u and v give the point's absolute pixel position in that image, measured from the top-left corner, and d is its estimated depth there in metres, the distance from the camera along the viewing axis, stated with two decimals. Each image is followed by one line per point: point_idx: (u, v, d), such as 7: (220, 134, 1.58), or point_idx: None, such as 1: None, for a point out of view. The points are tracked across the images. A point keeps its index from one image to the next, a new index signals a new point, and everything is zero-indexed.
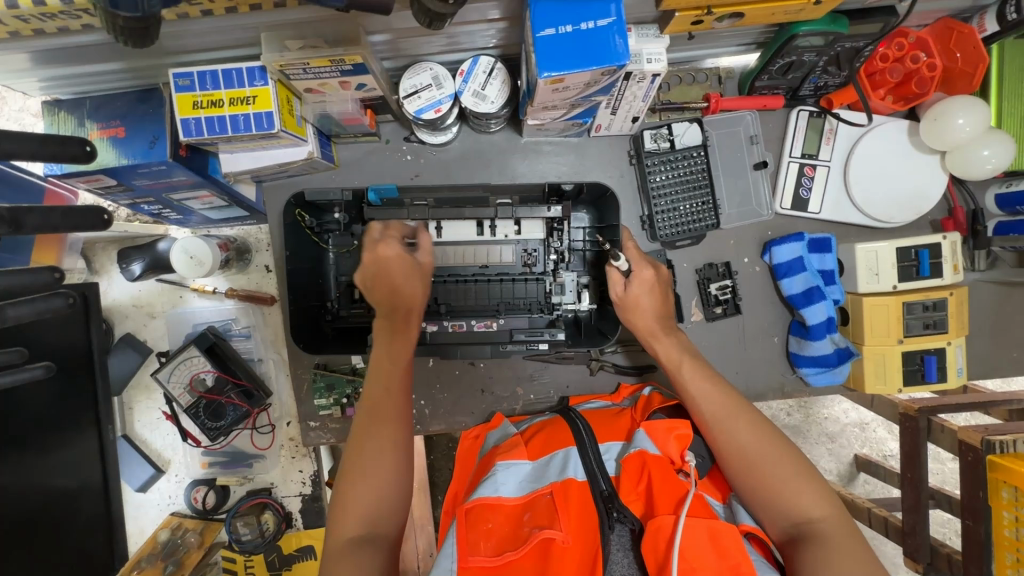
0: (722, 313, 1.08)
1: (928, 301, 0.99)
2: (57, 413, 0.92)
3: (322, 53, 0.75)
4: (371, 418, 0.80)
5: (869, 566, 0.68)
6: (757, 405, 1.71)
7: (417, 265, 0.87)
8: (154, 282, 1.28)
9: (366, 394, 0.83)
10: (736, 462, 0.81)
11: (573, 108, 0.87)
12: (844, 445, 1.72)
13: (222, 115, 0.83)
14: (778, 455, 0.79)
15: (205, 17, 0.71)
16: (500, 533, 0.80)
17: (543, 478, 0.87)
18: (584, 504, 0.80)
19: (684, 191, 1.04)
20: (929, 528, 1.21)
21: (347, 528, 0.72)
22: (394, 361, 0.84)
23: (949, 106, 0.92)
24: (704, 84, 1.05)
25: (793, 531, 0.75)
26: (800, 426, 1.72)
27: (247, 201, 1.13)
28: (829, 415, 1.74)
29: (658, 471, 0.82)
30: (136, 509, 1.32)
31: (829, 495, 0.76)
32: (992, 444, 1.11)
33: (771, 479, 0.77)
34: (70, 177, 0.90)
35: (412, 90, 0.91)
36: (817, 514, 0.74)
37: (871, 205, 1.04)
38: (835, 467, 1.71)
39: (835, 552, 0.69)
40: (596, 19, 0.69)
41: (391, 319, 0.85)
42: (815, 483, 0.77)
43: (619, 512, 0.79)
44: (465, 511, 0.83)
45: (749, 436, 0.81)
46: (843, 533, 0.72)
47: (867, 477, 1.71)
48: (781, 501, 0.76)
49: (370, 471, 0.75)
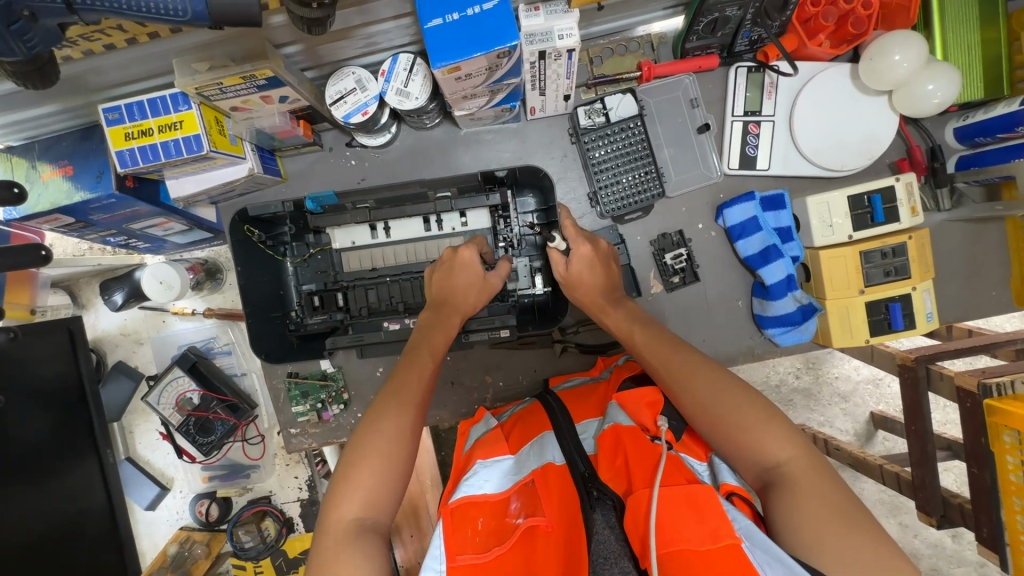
0: (680, 282, 1.07)
1: (886, 247, 0.96)
2: (57, 445, 1.05)
3: (232, 71, 0.77)
4: (395, 401, 0.79)
5: (841, 505, 0.63)
6: (764, 369, 1.66)
7: (488, 284, 0.96)
8: (137, 310, 1.35)
9: (395, 374, 0.84)
10: (698, 418, 0.75)
11: (494, 93, 0.87)
12: (858, 403, 1.63)
13: (154, 143, 0.85)
14: (740, 404, 0.73)
15: (111, 52, 0.74)
16: (489, 530, 0.73)
17: (523, 467, 0.81)
18: (566, 487, 0.74)
19: (626, 163, 1.03)
20: (939, 480, 1.16)
21: (346, 511, 0.69)
22: (434, 355, 0.88)
23: (884, 45, 0.89)
24: (637, 53, 1.04)
25: (763, 478, 0.69)
26: (810, 388, 1.65)
27: (207, 222, 1.16)
28: (840, 375, 1.64)
29: (634, 446, 0.75)
30: (149, 526, 1.39)
31: (796, 434, 0.70)
32: (988, 388, 1.06)
33: (737, 430, 0.71)
34: (28, 220, 0.94)
35: (338, 96, 0.92)
36: (785, 457, 0.68)
37: (820, 154, 1.01)
38: (850, 427, 1.64)
39: (803, 496, 0.64)
40: (481, 4, 0.69)
41: (444, 316, 0.93)
42: (780, 425, 0.71)
43: (600, 491, 0.70)
44: (448, 511, 0.74)
45: (707, 390, 0.75)
46: (812, 473, 0.66)
47: (886, 435, 1.63)
48: (745, 450, 0.70)
49: (382, 454, 0.73)
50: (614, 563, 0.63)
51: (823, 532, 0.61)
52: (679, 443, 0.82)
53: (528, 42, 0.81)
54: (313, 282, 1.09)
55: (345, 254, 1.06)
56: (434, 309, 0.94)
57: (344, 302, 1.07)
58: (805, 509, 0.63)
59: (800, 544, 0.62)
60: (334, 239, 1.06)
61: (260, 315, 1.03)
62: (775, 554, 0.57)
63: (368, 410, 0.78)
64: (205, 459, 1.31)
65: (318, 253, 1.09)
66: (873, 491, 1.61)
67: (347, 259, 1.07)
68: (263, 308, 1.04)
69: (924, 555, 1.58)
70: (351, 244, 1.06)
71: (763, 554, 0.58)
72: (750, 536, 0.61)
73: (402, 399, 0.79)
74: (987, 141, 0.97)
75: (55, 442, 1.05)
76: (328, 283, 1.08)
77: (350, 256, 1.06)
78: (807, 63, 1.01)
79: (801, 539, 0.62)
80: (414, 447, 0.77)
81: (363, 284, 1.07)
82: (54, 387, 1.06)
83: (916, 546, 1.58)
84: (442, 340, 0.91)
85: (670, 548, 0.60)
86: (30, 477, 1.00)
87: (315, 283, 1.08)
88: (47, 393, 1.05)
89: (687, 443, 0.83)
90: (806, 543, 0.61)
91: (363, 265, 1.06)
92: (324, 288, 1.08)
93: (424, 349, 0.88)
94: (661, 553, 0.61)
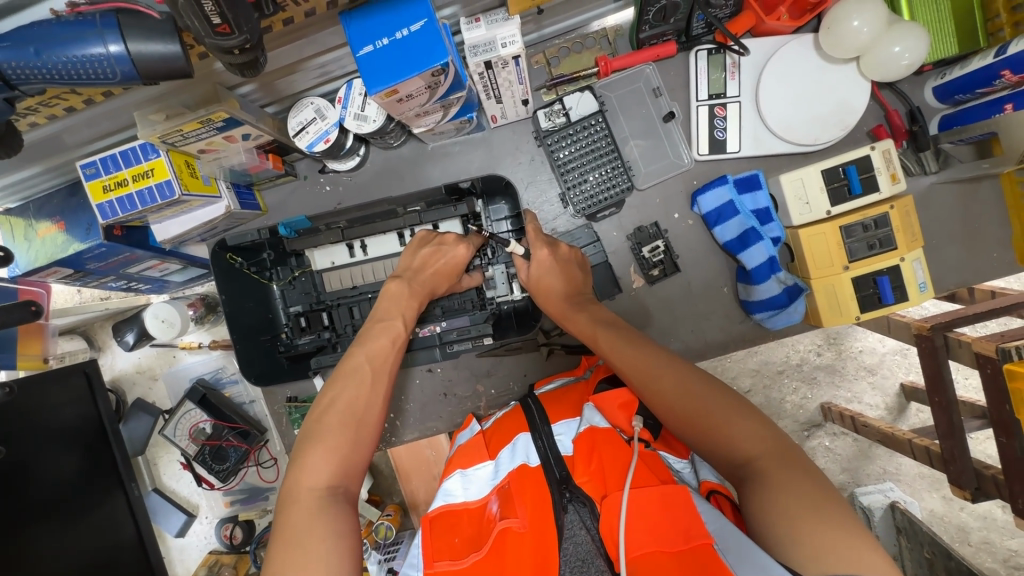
0: (661, 274, 1.05)
1: (867, 220, 0.93)
2: (86, 482, 1.06)
3: (189, 118, 0.80)
4: (369, 368, 0.80)
5: (817, 498, 0.57)
6: (784, 348, 1.53)
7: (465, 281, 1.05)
8: (150, 348, 1.43)
9: (365, 338, 0.84)
10: (667, 417, 0.71)
11: (448, 108, 0.88)
12: (886, 376, 1.51)
13: (130, 193, 0.88)
14: (707, 400, 0.68)
15: (72, 113, 0.79)
16: (465, 538, 0.72)
17: (501, 470, 0.79)
18: (538, 488, 0.72)
19: (593, 161, 1.03)
20: (969, 451, 1.10)
21: (317, 479, 0.67)
22: (407, 324, 0.89)
23: (840, 12, 0.86)
24: (594, 49, 1.03)
25: (736, 475, 0.64)
26: (834, 364, 1.52)
27: (200, 259, 1.19)
28: (864, 348, 1.51)
29: (609, 449, 0.74)
30: (181, 551, 1.47)
31: (767, 429, 0.65)
32: (1008, 352, 0.98)
33: (706, 428, 0.67)
34: (30, 274, 0.99)
35: (300, 127, 0.94)
36: (756, 452, 0.63)
37: (790, 130, 0.99)
38: (880, 402, 1.51)
39: (776, 491, 0.58)
40: (409, 25, 0.71)
41: (415, 293, 0.93)
42: (752, 420, 0.66)
43: (572, 492, 0.70)
44: (429, 520, 0.76)
45: (672, 387, 0.71)
46: (785, 467, 0.61)
47: (920, 406, 1.50)
48: (717, 448, 0.66)
49: (355, 419, 0.73)
50: (589, 564, 0.64)
51: (797, 527, 0.55)
52: (658, 440, 0.82)
53: (472, 54, 0.81)
54: (299, 303, 1.13)
55: (326, 274, 1.10)
56: (405, 278, 0.94)
57: (330, 321, 1.11)
58: (778, 504, 0.57)
59: (773, 543, 0.56)
60: (313, 261, 1.10)
61: (248, 339, 1.07)
62: (746, 549, 0.54)
63: (332, 375, 0.78)
64: (224, 485, 1.36)
65: (302, 275, 1.12)
66: (911, 466, 1.51)
67: (328, 279, 1.10)
68: (251, 333, 1.08)
69: (973, 529, 1.50)
70: (330, 264, 1.10)
71: (734, 551, 0.55)
72: (723, 535, 0.58)
73: (376, 364, 0.81)
74: (968, 97, 0.92)
75: (87, 481, 1.06)
76: (313, 303, 1.11)
77: (331, 276, 1.10)
78: (768, 39, 0.99)
79: (776, 537, 0.56)
80: (382, 413, 0.77)
81: (346, 302, 1.11)
82: (76, 428, 1.06)
83: (964, 519, 1.50)
84: (412, 308, 0.92)
85: (642, 551, 0.61)
86: (63, 513, 1.01)
87: (301, 305, 1.12)
88: (74, 432, 1.06)
89: (667, 440, 0.84)
90: (781, 539, 0.55)
91: (344, 285, 1.10)
92: (310, 309, 1.12)
93: (395, 317, 0.89)
94: (633, 556, 0.61)
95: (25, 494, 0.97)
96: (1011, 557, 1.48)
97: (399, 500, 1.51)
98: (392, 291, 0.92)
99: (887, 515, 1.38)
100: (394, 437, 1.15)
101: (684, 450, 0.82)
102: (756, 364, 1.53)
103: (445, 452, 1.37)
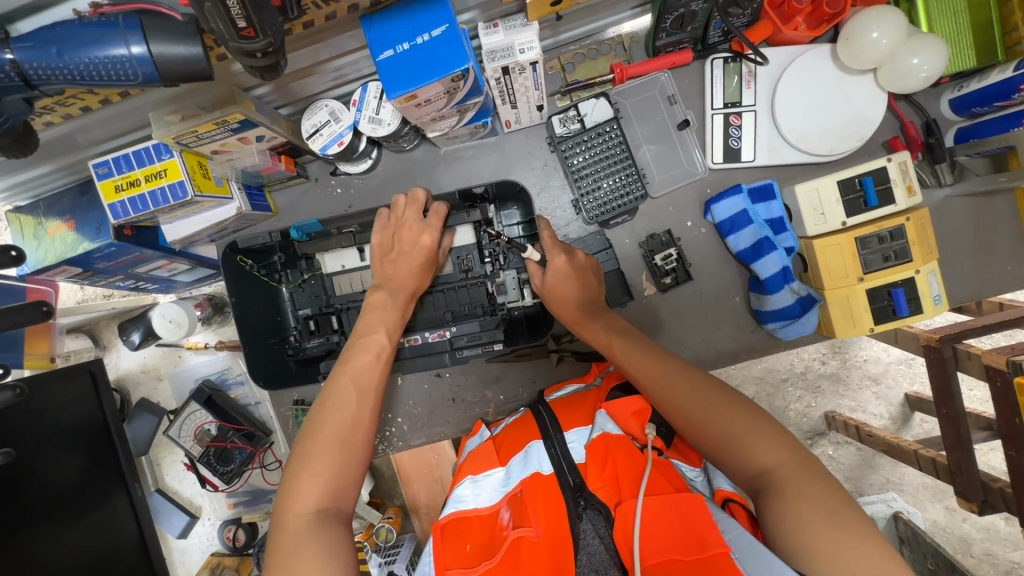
0: (673, 283, 1.04)
1: (883, 232, 0.92)
2: (89, 483, 1.05)
3: (204, 119, 0.80)
4: (354, 388, 0.78)
5: (835, 510, 0.56)
6: (788, 356, 1.52)
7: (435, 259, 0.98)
8: (155, 348, 1.42)
9: (346, 358, 0.83)
10: (681, 425, 0.71)
11: (463, 112, 0.88)
12: (891, 386, 1.51)
13: (142, 193, 0.88)
14: (722, 409, 0.68)
15: (88, 113, 0.79)
16: (477, 545, 0.71)
17: (512, 477, 0.78)
18: (552, 495, 0.72)
19: (606, 167, 1.02)
20: (977, 464, 1.09)
21: (306, 504, 0.66)
22: (391, 336, 0.88)
23: (859, 23, 0.86)
24: (609, 55, 1.03)
25: (751, 485, 0.63)
26: (838, 373, 1.52)
27: (208, 260, 1.19)
28: (869, 357, 1.51)
29: (623, 457, 0.73)
30: (182, 553, 1.47)
31: (784, 440, 0.64)
32: (1019, 365, 0.97)
33: (720, 436, 0.66)
34: (38, 272, 0.98)
35: (314, 129, 0.93)
36: (771, 463, 0.62)
37: (805, 140, 0.98)
38: (884, 411, 1.50)
39: (792, 502, 0.58)
40: (430, 31, 0.71)
41: (399, 299, 0.92)
42: (768, 430, 0.65)
43: (587, 499, 0.69)
44: (440, 526, 0.75)
45: (686, 394, 0.71)
46: (801, 478, 0.60)
47: (924, 416, 1.50)
48: (732, 457, 0.65)
49: (341, 439, 0.72)
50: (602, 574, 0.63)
51: (814, 540, 0.54)
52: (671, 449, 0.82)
53: (489, 60, 0.80)
54: (308, 306, 1.11)
55: (335, 278, 1.08)
56: (386, 289, 0.93)
57: (340, 324, 1.10)
58: (796, 515, 0.57)
59: (789, 554, 0.55)
60: (324, 264, 1.08)
61: (257, 342, 1.06)
62: (763, 560, 0.53)
63: (319, 395, 0.78)
64: (229, 486, 1.34)
65: (312, 277, 1.10)
66: (915, 477, 1.50)
67: (338, 283, 1.09)
68: (260, 336, 1.07)
69: (975, 540, 1.49)
70: (341, 267, 1.08)
71: (752, 561, 0.54)
72: (740, 544, 0.57)
73: (361, 383, 0.79)
74: (985, 110, 0.92)
75: (90, 482, 1.05)
76: (322, 307, 1.10)
77: (341, 279, 1.08)
78: (785, 48, 0.99)
79: (792, 548, 0.55)
80: (372, 429, 0.76)
81: (356, 306, 1.09)
82: (79, 427, 1.05)
83: (967, 531, 1.50)
84: (393, 318, 0.90)
85: (658, 559, 0.60)
86: (65, 512, 1.00)
87: (310, 307, 1.10)
88: (78, 432, 1.05)
89: (681, 450, 0.84)
90: (798, 550, 0.55)
91: (353, 288, 1.08)
92: (320, 312, 1.10)
93: (378, 330, 0.87)
94: (647, 564, 0.60)
95: (26, 494, 0.96)
96: (1014, 568, 1.47)
97: (400, 503, 1.50)
98: (376, 302, 0.91)
99: (891, 526, 1.37)
100: (400, 441, 1.15)
101: (698, 460, 0.81)
102: (760, 371, 1.52)
103: (448, 456, 1.36)
